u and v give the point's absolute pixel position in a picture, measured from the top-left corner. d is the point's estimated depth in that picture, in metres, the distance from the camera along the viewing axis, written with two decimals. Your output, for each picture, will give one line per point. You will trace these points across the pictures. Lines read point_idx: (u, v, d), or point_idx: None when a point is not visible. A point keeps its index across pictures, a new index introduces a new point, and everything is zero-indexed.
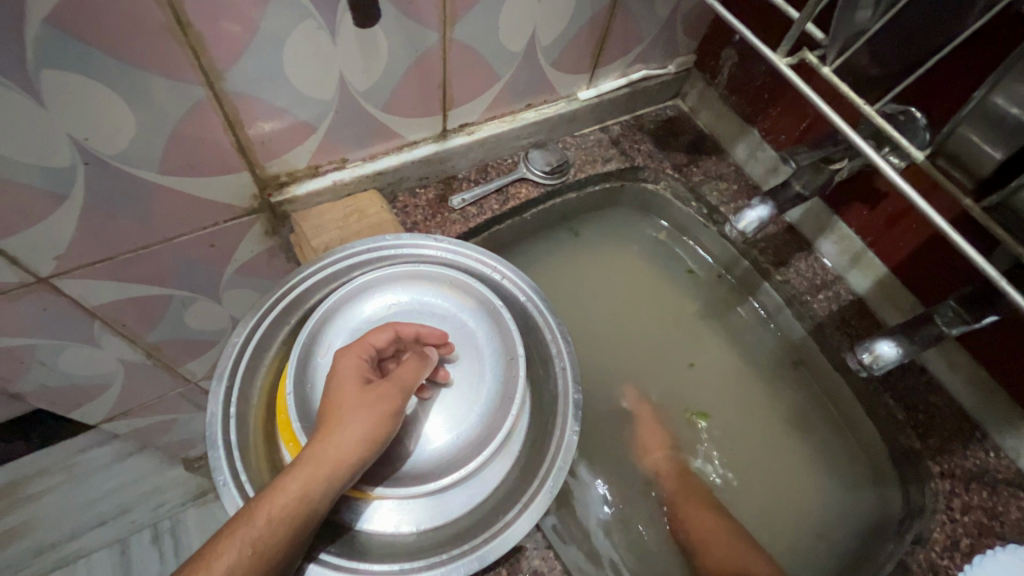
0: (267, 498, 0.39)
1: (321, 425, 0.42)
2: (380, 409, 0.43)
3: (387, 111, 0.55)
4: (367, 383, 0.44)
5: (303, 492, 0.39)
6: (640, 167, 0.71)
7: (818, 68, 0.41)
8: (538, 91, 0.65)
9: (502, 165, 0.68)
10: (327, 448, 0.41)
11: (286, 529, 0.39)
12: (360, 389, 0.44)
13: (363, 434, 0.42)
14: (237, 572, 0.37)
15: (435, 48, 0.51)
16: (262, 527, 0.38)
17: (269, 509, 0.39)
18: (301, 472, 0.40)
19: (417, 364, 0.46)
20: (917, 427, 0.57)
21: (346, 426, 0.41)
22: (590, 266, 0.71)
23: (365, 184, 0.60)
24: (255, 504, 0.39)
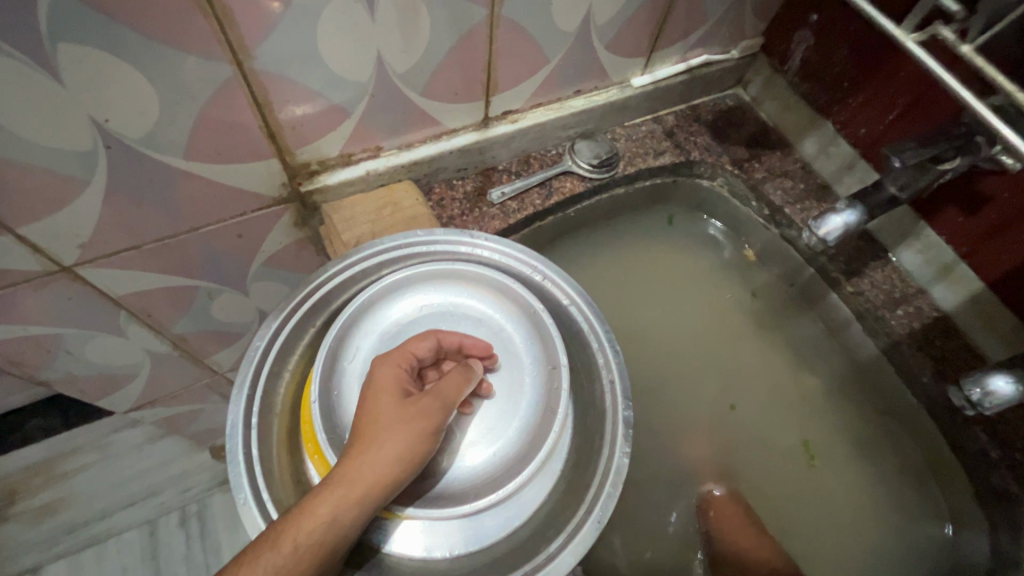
0: (293, 522, 0.36)
1: (354, 441, 0.39)
2: (419, 426, 0.39)
3: (427, 96, 0.50)
4: (405, 397, 0.41)
5: (332, 516, 0.36)
6: (695, 162, 0.65)
7: (956, 47, 0.38)
8: (589, 76, 0.59)
9: (546, 156, 0.63)
10: (359, 468, 0.37)
11: (311, 556, 0.35)
12: (398, 403, 0.40)
13: (397, 454, 0.38)
14: None
15: (481, 26, 0.47)
16: (287, 556, 0.35)
17: (296, 535, 0.35)
18: (330, 493, 0.37)
19: (461, 377, 0.42)
20: (1014, 466, 0.49)
21: (381, 444, 0.38)
22: (637, 269, 0.65)
23: (401, 174, 0.56)
24: (280, 528, 0.36)
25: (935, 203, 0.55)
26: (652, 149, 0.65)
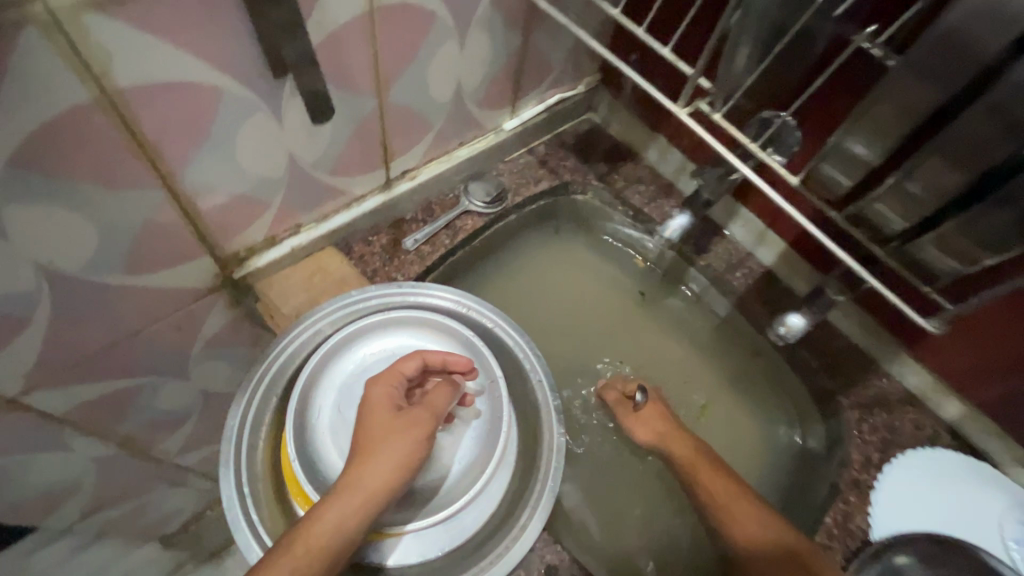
0: (305, 528, 0.43)
1: (356, 454, 0.46)
2: (414, 433, 0.47)
3: (335, 174, 0.57)
4: (397, 411, 0.48)
5: (340, 522, 0.43)
6: (568, 182, 0.78)
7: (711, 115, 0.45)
8: (468, 129, 0.70)
9: (445, 200, 0.72)
10: (363, 477, 0.45)
11: (323, 556, 0.42)
12: (392, 416, 0.48)
13: (395, 461, 0.46)
14: None
15: (373, 114, 0.55)
16: (301, 556, 0.42)
17: (308, 539, 0.42)
18: (338, 503, 0.44)
19: (447, 391, 0.51)
20: (828, 370, 0.69)
21: (380, 457, 0.46)
22: (540, 279, 0.77)
23: (322, 243, 0.63)
24: (296, 533, 0.43)
25: (744, 190, 0.73)
26: (531, 179, 0.78)
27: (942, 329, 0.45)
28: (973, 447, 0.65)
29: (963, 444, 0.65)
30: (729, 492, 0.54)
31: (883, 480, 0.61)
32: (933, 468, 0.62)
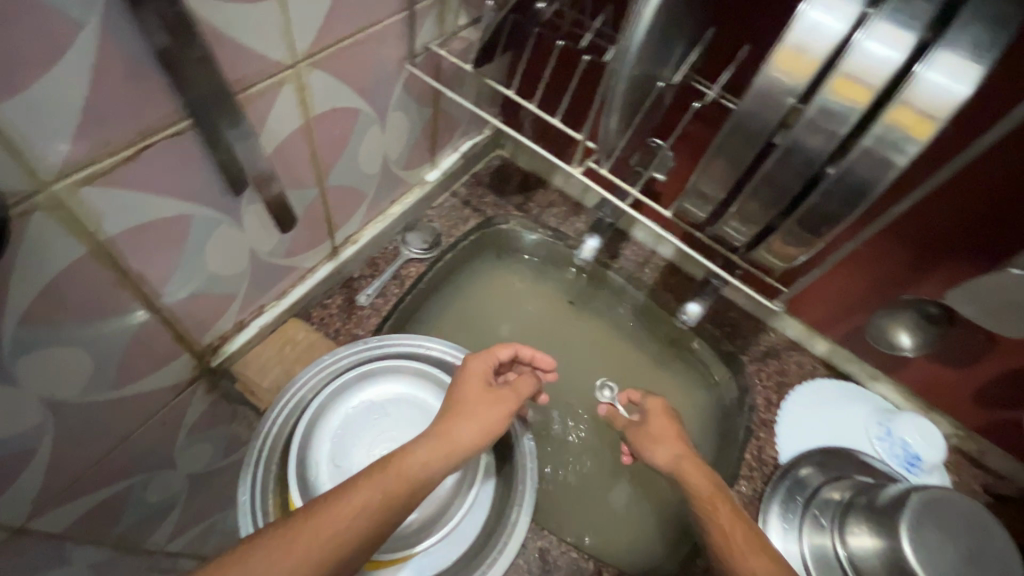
0: (395, 459, 0.49)
1: (447, 412, 0.56)
2: (501, 406, 0.57)
3: (288, 255, 0.64)
4: (486, 387, 0.59)
5: (432, 458, 0.51)
6: (493, 216, 0.89)
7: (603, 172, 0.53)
8: (397, 189, 0.78)
9: (387, 253, 0.80)
10: (454, 430, 0.53)
11: (403, 484, 0.48)
12: (483, 390, 0.58)
13: (483, 425, 0.55)
14: (366, 511, 0.45)
15: (316, 199, 0.61)
16: (389, 481, 0.48)
17: (398, 467, 0.49)
18: (429, 447, 0.51)
19: (529, 380, 0.62)
20: (729, 335, 0.84)
21: (474, 413, 0.55)
22: (484, 304, 0.86)
23: (284, 316, 0.68)
24: (388, 461, 0.49)
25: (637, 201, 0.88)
26: (459, 219, 0.88)
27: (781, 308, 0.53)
28: (843, 372, 0.82)
29: (836, 371, 0.82)
30: (723, 515, 0.56)
31: (782, 414, 0.78)
32: (817, 397, 0.79)
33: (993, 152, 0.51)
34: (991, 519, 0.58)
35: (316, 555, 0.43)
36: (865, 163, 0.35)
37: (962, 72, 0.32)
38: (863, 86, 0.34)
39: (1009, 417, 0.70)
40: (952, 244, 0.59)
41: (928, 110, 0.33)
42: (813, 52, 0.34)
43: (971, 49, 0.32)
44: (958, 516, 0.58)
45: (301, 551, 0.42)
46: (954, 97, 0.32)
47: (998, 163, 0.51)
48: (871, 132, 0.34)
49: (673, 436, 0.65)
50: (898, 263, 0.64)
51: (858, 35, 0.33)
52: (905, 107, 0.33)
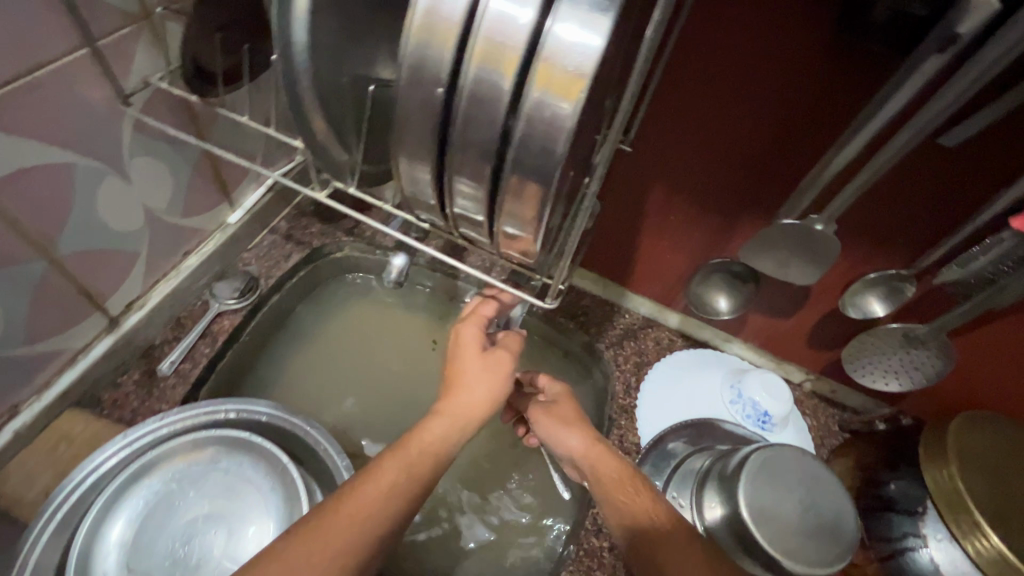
0: (413, 436, 0.48)
1: (448, 386, 0.52)
2: (500, 370, 0.53)
3: (31, 342, 0.55)
4: (485, 350, 0.54)
5: (449, 434, 0.49)
6: (321, 246, 0.80)
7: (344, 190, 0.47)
8: (188, 239, 0.70)
9: (194, 310, 0.72)
10: (460, 402, 0.51)
11: (428, 459, 0.47)
12: (480, 354, 0.54)
13: (484, 395, 0.52)
14: (401, 485, 0.44)
15: (48, 273, 0.53)
16: (415, 455, 0.47)
17: (420, 443, 0.47)
18: (446, 420, 0.49)
19: (516, 336, 0.57)
20: (585, 326, 0.80)
21: (478, 382, 0.52)
22: (324, 344, 0.78)
23: (56, 409, 0.59)
24: (406, 438, 0.48)
25: None
26: (281, 256, 0.79)
27: (551, 305, 0.47)
28: (698, 339, 0.81)
29: (692, 340, 0.81)
30: (637, 490, 0.51)
31: (640, 397, 0.75)
32: (670, 369, 0.77)
33: (725, 67, 0.48)
34: (823, 468, 0.59)
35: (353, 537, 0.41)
36: (533, 131, 0.31)
37: (591, 22, 0.29)
38: (505, 50, 0.30)
39: (837, 355, 0.71)
40: (742, 205, 0.58)
41: (572, 68, 0.29)
42: (447, 19, 0.30)
43: (595, 2, 0.29)
44: (790, 468, 0.58)
45: (338, 536, 0.40)
46: (590, 50, 0.29)
47: (735, 96, 0.50)
48: (529, 97, 0.31)
49: (580, 421, 0.58)
50: (705, 231, 0.63)
51: None
52: (549, 65, 0.30)
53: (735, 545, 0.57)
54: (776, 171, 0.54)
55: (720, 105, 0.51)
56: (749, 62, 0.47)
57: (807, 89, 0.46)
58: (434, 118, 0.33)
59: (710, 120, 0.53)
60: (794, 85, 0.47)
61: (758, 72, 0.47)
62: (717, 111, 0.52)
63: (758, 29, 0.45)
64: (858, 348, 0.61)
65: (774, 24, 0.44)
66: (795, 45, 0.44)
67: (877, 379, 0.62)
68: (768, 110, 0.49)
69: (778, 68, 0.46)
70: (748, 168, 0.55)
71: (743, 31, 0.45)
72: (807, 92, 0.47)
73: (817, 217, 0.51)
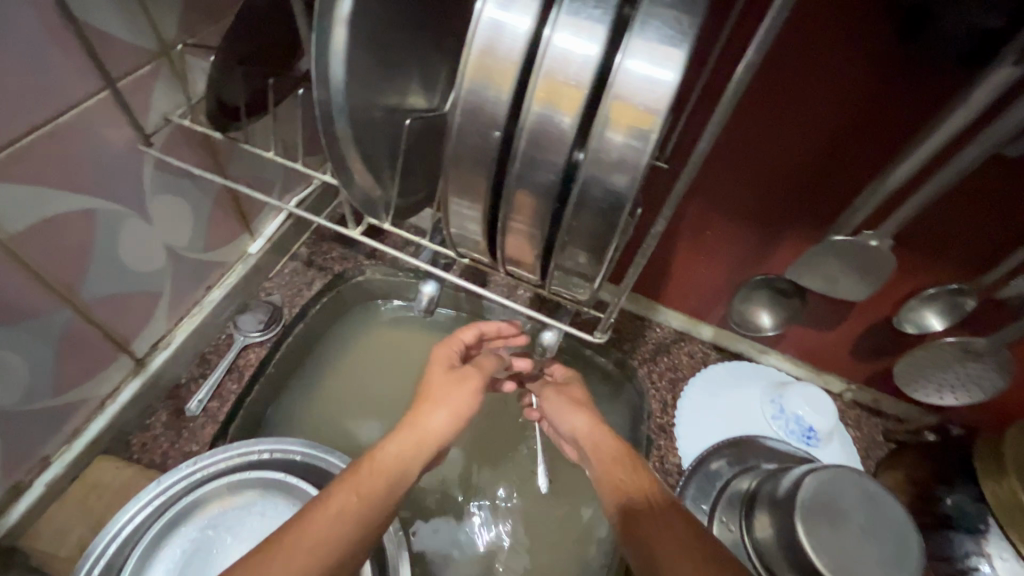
0: (365, 461, 0.46)
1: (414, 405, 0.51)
2: (469, 384, 0.53)
3: (61, 392, 0.53)
4: (452, 365, 0.55)
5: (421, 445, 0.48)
6: (343, 271, 0.78)
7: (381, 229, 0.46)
8: (210, 272, 0.68)
9: (219, 344, 0.70)
10: (424, 421, 0.49)
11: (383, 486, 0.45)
12: (448, 370, 0.54)
13: (450, 413, 0.50)
14: (346, 515, 0.42)
15: (72, 320, 0.51)
16: (368, 483, 0.44)
17: (372, 468, 0.45)
18: (399, 439, 0.48)
19: (493, 358, 0.58)
20: (616, 342, 0.78)
21: (445, 395, 0.51)
22: (351, 372, 0.76)
23: (86, 458, 0.58)
24: (355, 466, 0.45)
25: None
26: (303, 284, 0.78)
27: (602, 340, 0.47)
28: (733, 352, 0.79)
29: (727, 353, 0.79)
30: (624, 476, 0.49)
31: (679, 414, 0.73)
32: (707, 385, 0.75)
33: (776, 79, 0.46)
34: (879, 488, 0.56)
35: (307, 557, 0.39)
36: (601, 171, 0.29)
37: (664, 56, 0.27)
38: (569, 87, 0.28)
39: (882, 365, 0.69)
40: (787, 218, 0.56)
41: (642, 104, 0.28)
42: (506, 58, 0.29)
43: (666, 32, 0.27)
44: (848, 491, 0.55)
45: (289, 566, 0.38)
46: (662, 84, 0.27)
47: (786, 109, 0.48)
48: (596, 136, 0.29)
49: (587, 405, 0.57)
50: (746, 245, 0.61)
51: (546, 30, 0.28)
52: (619, 103, 0.28)
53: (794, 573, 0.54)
54: (826, 184, 0.51)
55: (769, 118, 0.49)
56: (801, 74, 0.45)
57: (861, 98, 0.44)
58: (489, 161, 0.32)
59: (756, 133, 0.51)
60: (848, 95, 0.45)
61: (812, 84, 0.45)
62: (762, 125, 0.50)
63: (809, 39, 0.43)
64: (911, 361, 0.59)
65: (827, 33, 0.42)
66: (849, 54, 0.42)
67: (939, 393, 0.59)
68: (820, 122, 0.47)
69: (832, 80, 0.44)
70: (794, 182, 0.53)
71: (791, 42, 0.44)
72: (862, 101, 0.45)
73: (872, 232, 0.49)
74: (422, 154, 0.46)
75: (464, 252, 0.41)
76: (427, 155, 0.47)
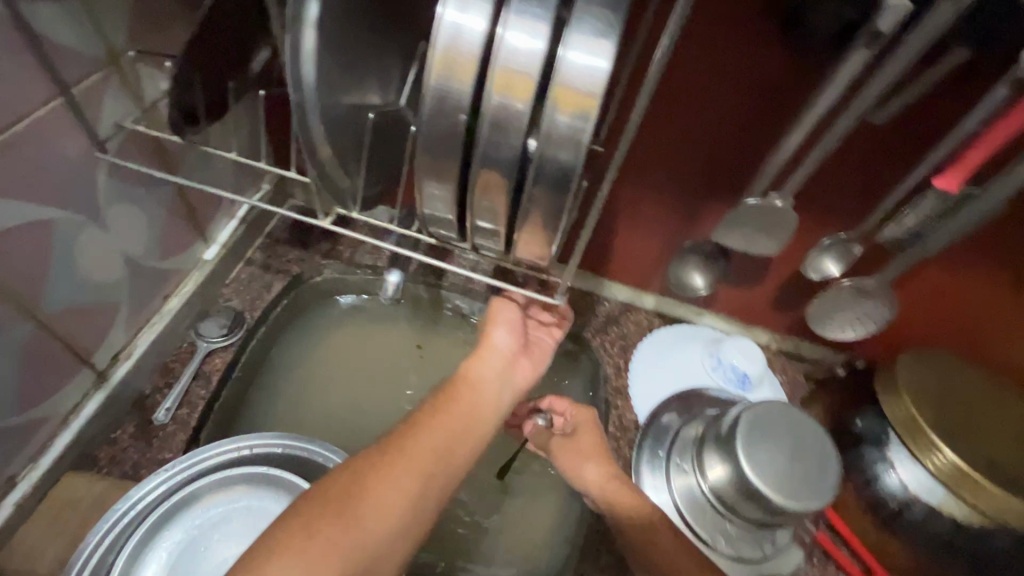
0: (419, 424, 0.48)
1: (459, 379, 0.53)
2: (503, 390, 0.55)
3: (25, 409, 0.53)
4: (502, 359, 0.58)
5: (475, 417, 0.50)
6: (300, 273, 0.80)
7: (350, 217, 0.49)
8: (167, 281, 0.68)
9: (181, 353, 0.70)
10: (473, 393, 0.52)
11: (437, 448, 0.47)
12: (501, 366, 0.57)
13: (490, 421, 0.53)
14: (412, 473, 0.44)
15: (36, 335, 0.51)
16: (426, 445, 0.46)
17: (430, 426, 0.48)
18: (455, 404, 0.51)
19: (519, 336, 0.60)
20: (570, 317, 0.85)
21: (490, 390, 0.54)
22: (318, 369, 0.78)
23: (54, 475, 0.57)
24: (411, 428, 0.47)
25: None
26: (261, 287, 0.78)
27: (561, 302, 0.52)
28: (674, 317, 0.87)
29: (668, 318, 0.87)
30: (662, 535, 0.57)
31: (632, 376, 0.80)
32: (654, 348, 0.83)
33: (691, 66, 0.54)
34: (805, 416, 0.65)
35: (373, 527, 0.41)
36: (554, 149, 0.35)
37: (598, 47, 0.33)
38: (522, 77, 0.33)
39: (796, 314, 0.80)
40: (707, 191, 0.65)
41: (582, 89, 0.33)
42: (466, 54, 0.33)
43: (597, 27, 0.33)
44: (779, 421, 0.64)
45: (356, 530, 0.40)
46: (597, 71, 0.33)
47: (700, 93, 0.56)
48: (547, 118, 0.34)
49: (600, 455, 0.61)
50: (676, 216, 0.69)
51: (498, 28, 0.33)
52: (565, 89, 0.33)
53: (739, 496, 0.63)
54: (737, 156, 0.60)
55: (686, 102, 0.57)
56: (710, 62, 0.53)
57: (757, 80, 0.53)
58: (456, 143, 0.36)
59: (678, 115, 0.58)
60: (748, 79, 0.53)
61: (719, 70, 0.54)
62: (682, 108, 0.58)
63: (714, 32, 0.51)
64: (820, 306, 0.69)
65: (726, 27, 0.51)
66: (745, 43, 0.51)
67: (840, 331, 0.69)
68: (728, 103, 0.56)
69: (735, 66, 0.53)
70: (712, 157, 0.61)
71: (699, 35, 0.52)
72: (760, 82, 0.53)
73: (776, 194, 0.57)
74: (382, 147, 0.50)
75: (436, 231, 0.45)
76: (387, 147, 0.51)
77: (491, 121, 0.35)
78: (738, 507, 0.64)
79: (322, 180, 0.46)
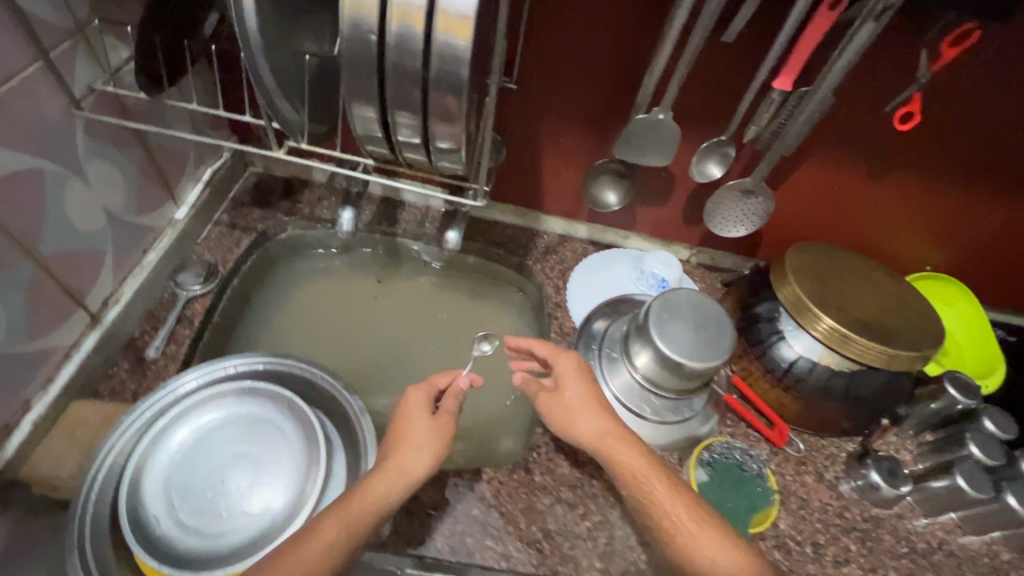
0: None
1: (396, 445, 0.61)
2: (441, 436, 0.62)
3: (33, 340, 0.61)
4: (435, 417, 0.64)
5: (389, 491, 0.56)
6: (265, 230, 0.89)
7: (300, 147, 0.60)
8: (144, 237, 0.76)
9: (164, 302, 0.78)
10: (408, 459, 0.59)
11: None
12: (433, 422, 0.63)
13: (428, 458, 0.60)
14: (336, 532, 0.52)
15: (38, 274, 0.59)
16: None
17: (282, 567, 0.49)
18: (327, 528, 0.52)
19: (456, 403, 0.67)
20: (513, 251, 0.95)
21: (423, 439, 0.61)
22: (291, 312, 0.88)
23: (63, 401, 0.65)
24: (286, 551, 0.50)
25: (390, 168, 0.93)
26: (231, 244, 0.87)
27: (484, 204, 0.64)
28: (604, 243, 0.99)
29: (599, 244, 0.99)
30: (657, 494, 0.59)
31: (569, 294, 0.92)
32: (587, 270, 0.94)
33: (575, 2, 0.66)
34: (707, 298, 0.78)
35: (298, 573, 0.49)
36: (447, 63, 0.45)
37: None
38: (412, 8, 0.43)
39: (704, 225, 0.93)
40: (609, 113, 0.77)
41: (460, 13, 0.43)
42: None
43: None
44: (683, 302, 0.76)
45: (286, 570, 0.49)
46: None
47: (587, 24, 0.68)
48: (435, 41, 0.44)
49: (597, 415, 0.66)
50: (588, 142, 0.81)
51: None
52: (446, 15, 0.43)
53: (656, 369, 0.75)
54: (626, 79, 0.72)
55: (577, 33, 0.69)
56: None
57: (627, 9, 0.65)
58: (371, 60, 0.46)
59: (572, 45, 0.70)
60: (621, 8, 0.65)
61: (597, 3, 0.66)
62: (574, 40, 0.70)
63: None
64: (713, 209, 0.81)
65: None
66: None
67: (730, 227, 0.82)
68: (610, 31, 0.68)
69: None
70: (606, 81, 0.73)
71: None
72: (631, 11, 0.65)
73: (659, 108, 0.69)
74: (320, 88, 0.60)
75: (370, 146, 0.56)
76: (325, 89, 0.61)
77: (395, 44, 0.45)
78: (658, 380, 0.76)
79: (273, 113, 0.56)
